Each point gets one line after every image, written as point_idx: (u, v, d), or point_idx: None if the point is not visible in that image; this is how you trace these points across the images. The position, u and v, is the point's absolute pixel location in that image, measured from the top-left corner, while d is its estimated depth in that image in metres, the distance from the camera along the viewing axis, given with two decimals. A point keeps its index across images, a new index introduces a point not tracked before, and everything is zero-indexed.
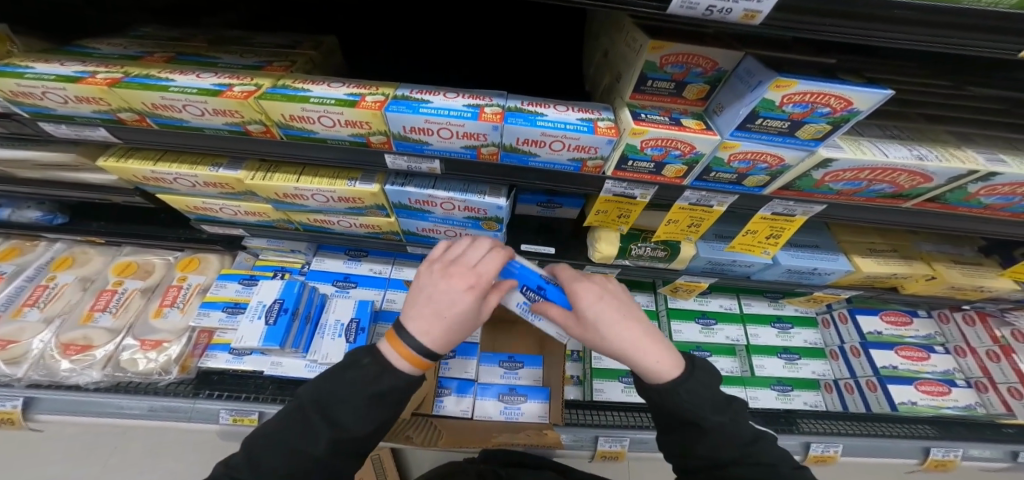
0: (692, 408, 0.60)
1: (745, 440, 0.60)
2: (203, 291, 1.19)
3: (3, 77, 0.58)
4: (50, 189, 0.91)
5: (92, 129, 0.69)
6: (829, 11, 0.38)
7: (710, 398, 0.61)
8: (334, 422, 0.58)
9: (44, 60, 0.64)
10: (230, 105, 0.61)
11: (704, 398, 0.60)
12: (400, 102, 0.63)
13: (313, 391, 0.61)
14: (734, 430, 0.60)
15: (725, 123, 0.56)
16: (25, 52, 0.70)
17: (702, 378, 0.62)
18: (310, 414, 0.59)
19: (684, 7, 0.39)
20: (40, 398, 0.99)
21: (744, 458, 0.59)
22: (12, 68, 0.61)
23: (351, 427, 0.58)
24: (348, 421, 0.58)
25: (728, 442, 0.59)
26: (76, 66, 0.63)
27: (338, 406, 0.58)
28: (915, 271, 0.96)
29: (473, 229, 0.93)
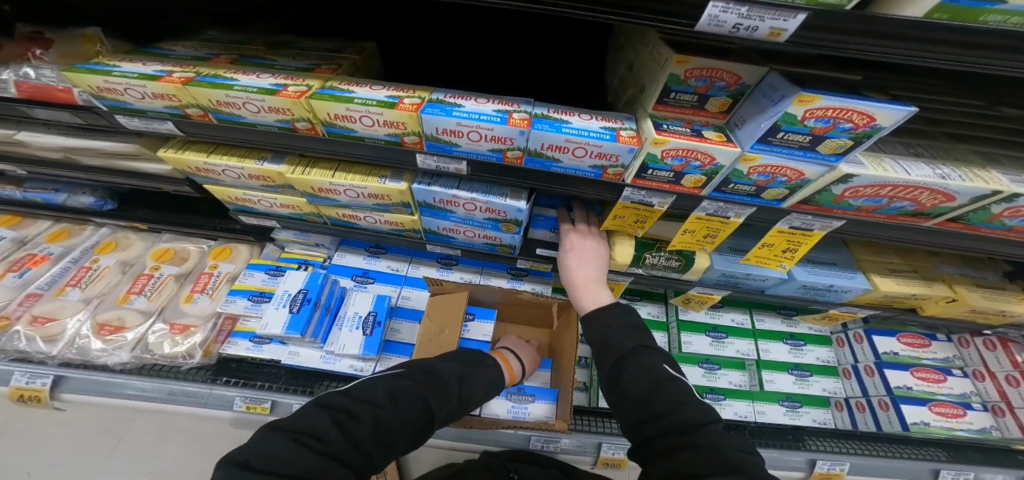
0: (603, 337, 0.78)
1: (654, 377, 0.69)
2: (232, 280, 1.24)
3: (94, 74, 0.64)
4: (104, 176, 0.99)
5: (162, 123, 0.74)
6: (853, 30, 0.40)
7: (619, 330, 0.78)
8: (389, 420, 0.64)
9: (129, 60, 0.71)
10: (286, 104, 0.66)
11: (614, 328, 0.78)
12: (434, 105, 0.67)
13: (365, 387, 0.68)
14: (642, 364, 0.71)
15: (746, 136, 0.58)
16: (114, 52, 0.78)
17: (621, 320, 0.79)
18: (363, 406, 0.64)
19: (712, 24, 0.42)
20: (68, 377, 1.05)
21: (649, 392, 0.67)
22: (101, 66, 0.67)
23: (400, 430, 0.65)
24: (405, 421, 0.66)
25: (632, 372, 0.71)
26: (156, 66, 0.70)
27: (399, 409, 0.66)
28: (936, 293, 0.95)
29: (491, 230, 0.96)
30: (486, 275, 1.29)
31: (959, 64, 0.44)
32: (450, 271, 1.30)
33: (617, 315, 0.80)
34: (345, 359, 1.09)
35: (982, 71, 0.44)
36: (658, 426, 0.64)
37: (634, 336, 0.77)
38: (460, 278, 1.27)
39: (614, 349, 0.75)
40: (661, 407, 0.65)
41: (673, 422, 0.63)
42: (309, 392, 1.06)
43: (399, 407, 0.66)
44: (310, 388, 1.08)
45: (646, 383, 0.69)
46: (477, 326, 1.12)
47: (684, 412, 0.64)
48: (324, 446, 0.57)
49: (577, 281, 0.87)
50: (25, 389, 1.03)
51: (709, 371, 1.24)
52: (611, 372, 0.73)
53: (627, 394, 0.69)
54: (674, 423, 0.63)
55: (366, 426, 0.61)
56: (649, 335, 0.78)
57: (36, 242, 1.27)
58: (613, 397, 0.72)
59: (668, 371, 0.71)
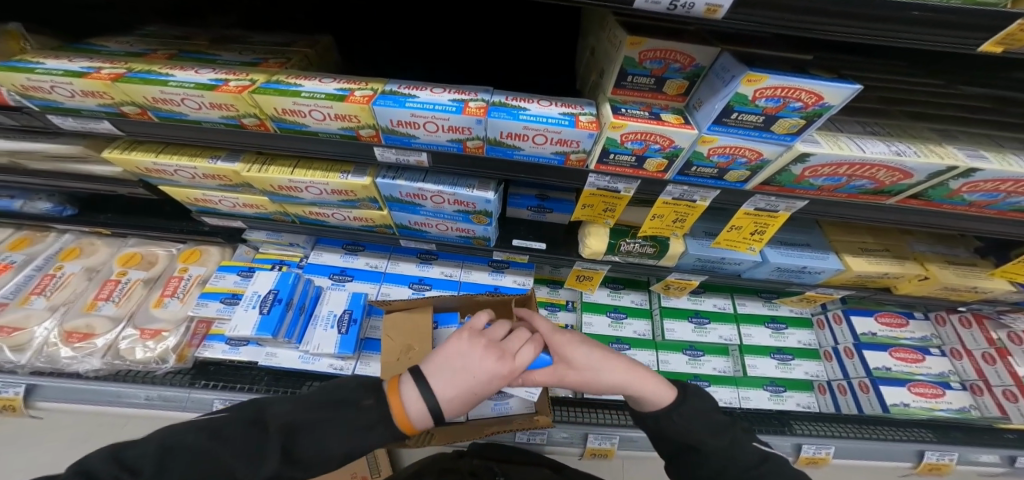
0: (691, 438, 0.69)
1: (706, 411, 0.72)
2: (203, 282, 1.22)
3: (15, 72, 0.61)
4: (56, 181, 0.94)
5: (98, 122, 0.71)
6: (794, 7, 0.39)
7: (706, 426, 0.69)
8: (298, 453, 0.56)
9: (55, 56, 0.67)
10: (227, 99, 0.63)
11: (700, 426, 0.69)
12: (387, 96, 0.64)
13: (282, 412, 0.58)
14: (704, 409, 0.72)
15: (702, 119, 0.57)
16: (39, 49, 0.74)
17: (689, 412, 0.71)
18: (269, 436, 0.56)
19: (649, 2, 0.40)
20: (41, 385, 1.03)
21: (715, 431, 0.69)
22: (24, 63, 0.64)
23: (314, 457, 0.56)
24: (314, 452, 0.56)
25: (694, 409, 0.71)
26: (84, 62, 0.66)
27: (313, 439, 0.57)
28: (906, 271, 0.96)
29: (463, 223, 0.95)
30: (466, 269, 1.28)
31: (905, 41, 0.43)
32: (429, 265, 1.28)
33: (680, 406, 0.71)
34: (324, 359, 1.08)
35: (928, 47, 0.43)
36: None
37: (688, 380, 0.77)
38: (440, 273, 1.27)
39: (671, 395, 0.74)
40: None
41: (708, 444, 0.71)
42: (295, 393, 1.05)
43: (249, 465, 0.53)
44: (295, 390, 1.06)
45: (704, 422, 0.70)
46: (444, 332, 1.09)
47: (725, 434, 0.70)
48: None
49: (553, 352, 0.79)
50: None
51: (693, 358, 1.26)
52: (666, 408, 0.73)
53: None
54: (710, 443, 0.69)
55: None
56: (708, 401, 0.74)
57: None
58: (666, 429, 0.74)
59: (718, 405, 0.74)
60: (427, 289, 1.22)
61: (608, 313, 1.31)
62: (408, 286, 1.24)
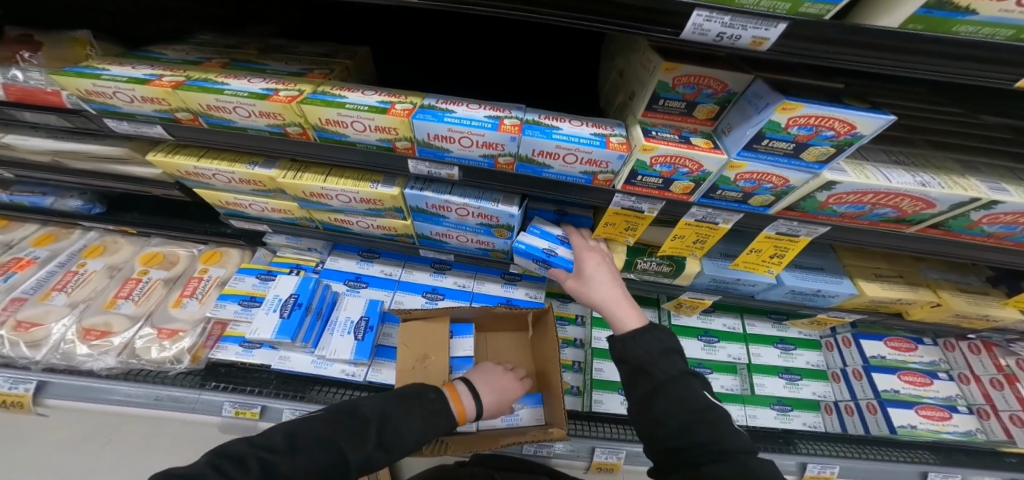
0: (643, 361, 0.79)
1: (691, 406, 0.71)
2: (222, 284, 1.23)
3: (83, 78, 0.64)
4: (95, 180, 0.97)
5: (151, 127, 0.74)
6: (838, 40, 0.41)
7: (659, 356, 0.79)
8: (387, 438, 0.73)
9: (119, 63, 0.71)
10: (276, 109, 0.66)
11: (654, 353, 0.79)
12: (426, 111, 0.67)
13: (373, 406, 0.76)
14: (682, 394, 0.73)
15: (732, 144, 0.60)
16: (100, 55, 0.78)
17: (652, 343, 0.80)
18: (366, 425, 0.73)
19: (697, 33, 0.43)
20: (51, 383, 1.03)
21: (691, 424, 0.70)
22: (90, 69, 0.67)
23: (397, 443, 0.75)
24: (399, 437, 0.75)
25: (667, 401, 0.73)
26: (146, 70, 0.69)
27: (397, 428, 0.75)
28: (919, 297, 0.97)
29: (484, 235, 0.97)
30: (479, 280, 1.29)
31: (940, 74, 0.45)
32: (443, 275, 1.30)
33: (646, 335, 0.81)
34: (337, 364, 1.08)
35: (962, 81, 0.45)
36: (697, 456, 0.67)
37: (676, 364, 0.78)
38: (454, 283, 1.28)
39: (652, 375, 0.76)
40: (701, 436, 0.68)
41: (710, 451, 0.67)
42: (301, 397, 1.05)
43: (354, 445, 0.70)
44: (301, 393, 1.07)
45: (684, 413, 0.71)
46: (458, 343, 1.12)
47: (718, 438, 0.68)
48: (270, 465, 0.63)
49: (606, 301, 0.87)
50: (8, 395, 1.02)
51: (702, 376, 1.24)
52: (644, 399, 0.76)
53: (662, 422, 0.72)
54: (704, 447, 0.67)
55: (319, 458, 0.66)
56: (680, 357, 0.80)
57: (21, 246, 1.25)
58: (646, 422, 0.75)
59: (707, 399, 0.73)
60: (441, 299, 1.23)
61: None
62: (422, 294, 1.25)
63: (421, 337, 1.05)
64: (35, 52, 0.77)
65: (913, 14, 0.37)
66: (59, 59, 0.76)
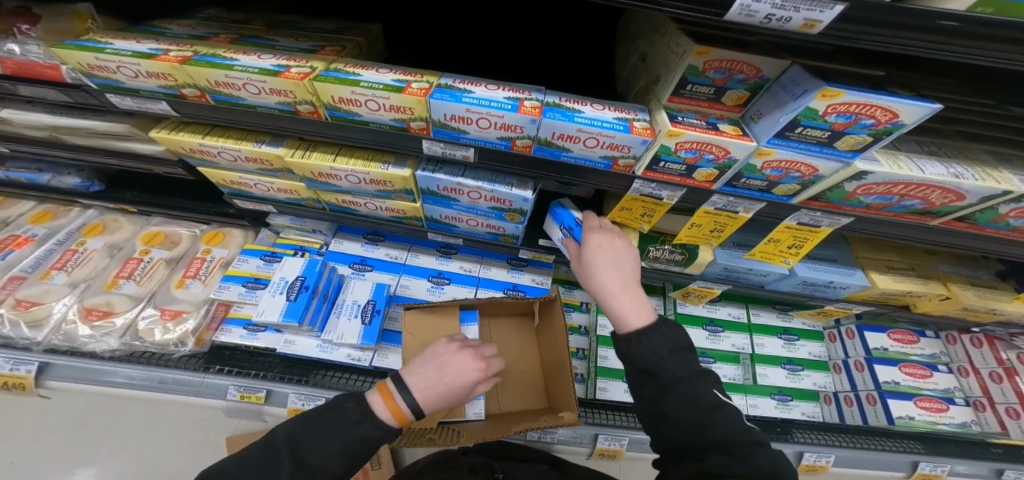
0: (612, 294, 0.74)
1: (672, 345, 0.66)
2: (225, 265, 1.22)
3: (84, 51, 0.60)
4: (95, 157, 0.93)
5: (156, 103, 0.70)
6: (901, 25, 0.39)
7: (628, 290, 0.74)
8: (308, 462, 0.60)
9: (121, 37, 0.67)
10: (287, 86, 0.63)
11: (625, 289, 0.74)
12: (443, 90, 0.64)
13: (287, 428, 0.64)
14: (659, 330, 0.68)
15: (763, 131, 0.58)
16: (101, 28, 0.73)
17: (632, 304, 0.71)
18: (281, 454, 0.61)
19: (743, 14, 0.40)
20: (53, 364, 1.01)
21: (668, 357, 0.65)
22: (93, 42, 0.63)
23: (323, 469, 0.61)
24: (321, 465, 0.60)
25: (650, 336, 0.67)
26: (152, 44, 0.66)
27: (319, 450, 0.61)
28: (930, 290, 0.97)
29: (495, 220, 0.96)
30: (485, 265, 1.29)
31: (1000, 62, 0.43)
32: (448, 260, 1.29)
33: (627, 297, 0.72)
34: (342, 348, 1.09)
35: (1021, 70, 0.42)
36: (669, 396, 0.63)
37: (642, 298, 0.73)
38: (460, 268, 1.27)
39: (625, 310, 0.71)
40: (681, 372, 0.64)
41: (685, 392, 0.62)
42: (306, 381, 1.06)
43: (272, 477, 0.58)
44: (305, 378, 1.08)
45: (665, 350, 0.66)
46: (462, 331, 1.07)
47: (693, 382, 0.63)
48: None
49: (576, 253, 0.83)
50: (9, 376, 0.99)
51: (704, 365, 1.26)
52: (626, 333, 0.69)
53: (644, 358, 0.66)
54: (686, 392, 0.62)
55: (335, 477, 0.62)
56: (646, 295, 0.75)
57: (18, 223, 1.23)
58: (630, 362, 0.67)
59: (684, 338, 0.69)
60: (446, 284, 1.23)
61: None
62: (427, 279, 1.24)
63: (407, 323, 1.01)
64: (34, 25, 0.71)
65: None
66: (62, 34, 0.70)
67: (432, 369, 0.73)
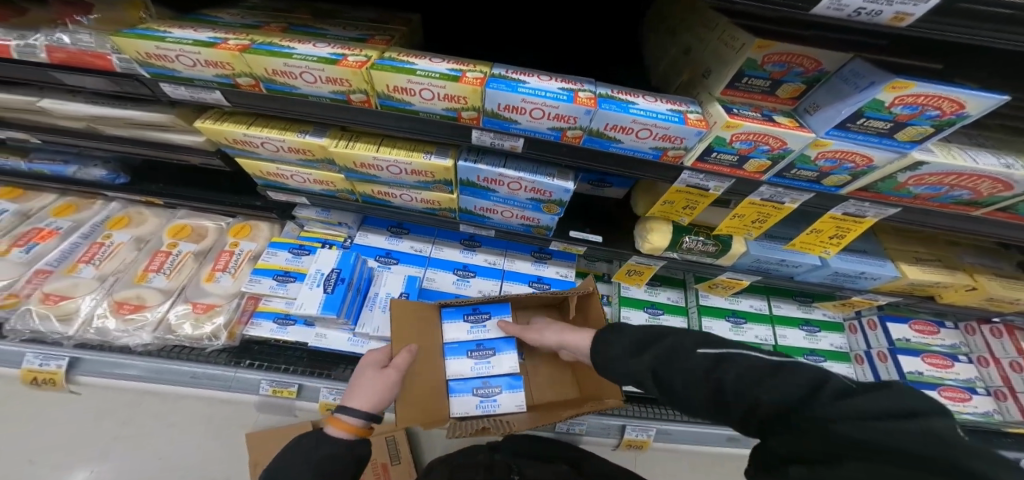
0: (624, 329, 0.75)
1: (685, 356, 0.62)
2: (254, 259, 1.21)
3: (146, 40, 0.60)
4: (131, 147, 0.93)
5: (210, 93, 0.70)
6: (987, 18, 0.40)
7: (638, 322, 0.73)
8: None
9: (178, 26, 0.66)
10: (345, 74, 0.64)
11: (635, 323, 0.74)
12: (498, 80, 0.65)
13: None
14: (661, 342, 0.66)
15: (822, 123, 0.59)
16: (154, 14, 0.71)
17: None
18: None
19: (831, 8, 0.41)
20: (83, 359, 1.04)
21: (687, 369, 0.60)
22: (151, 31, 0.63)
23: None
24: None
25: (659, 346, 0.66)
26: (208, 32, 0.65)
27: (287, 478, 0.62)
28: (957, 281, 0.99)
29: (531, 211, 0.96)
30: (509, 258, 1.30)
31: None
32: (473, 252, 1.30)
33: None
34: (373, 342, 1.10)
35: None
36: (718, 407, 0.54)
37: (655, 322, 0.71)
38: (485, 260, 1.29)
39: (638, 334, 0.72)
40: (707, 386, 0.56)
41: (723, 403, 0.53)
42: (328, 375, 1.11)
43: None
44: (328, 371, 1.12)
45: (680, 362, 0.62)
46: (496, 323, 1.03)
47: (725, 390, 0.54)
48: None
49: None
50: (38, 372, 1.03)
51: None
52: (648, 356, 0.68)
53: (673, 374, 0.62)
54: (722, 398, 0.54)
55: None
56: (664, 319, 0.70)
57: (42, 216, 1.22)
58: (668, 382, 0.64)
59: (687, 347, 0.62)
60: (472, 276, 1.24)
61: (646, 308, 1.33)
62: (453, 272, 1.25)
63: (416, 321, 0.98)
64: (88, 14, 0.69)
65: None
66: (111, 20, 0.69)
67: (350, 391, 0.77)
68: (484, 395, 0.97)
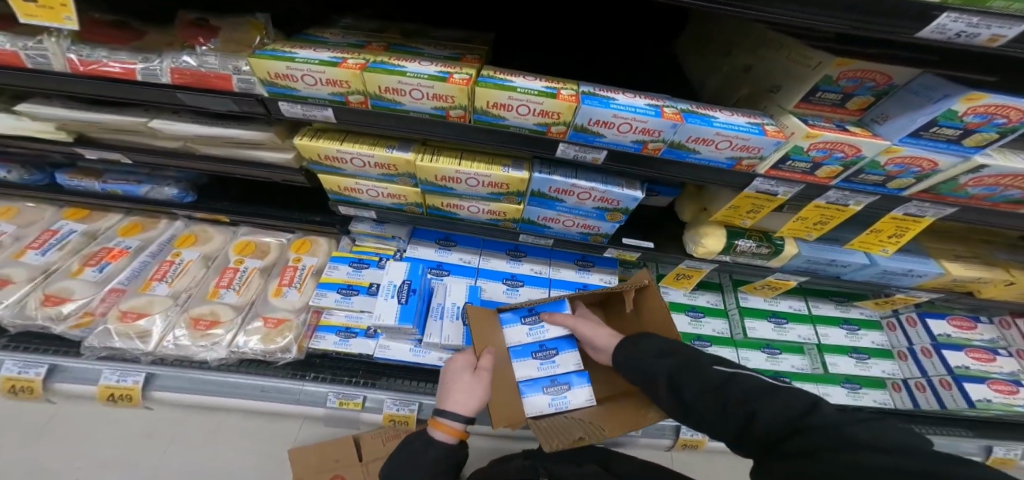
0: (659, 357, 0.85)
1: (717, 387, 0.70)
2: (316, 273, 1.25)
3: (280, 60, 0.66)
4: (217, 166, 0.96)
5: (321, 110, 0.74)
6: None
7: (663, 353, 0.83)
8: None
9: (299, 47, 0.72)
10: (452, 91, 0.68)
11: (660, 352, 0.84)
12: (591, 97, 0.71)
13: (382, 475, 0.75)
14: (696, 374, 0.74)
15: (893, 131, 0.66)
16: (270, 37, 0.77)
17: None
18: None
19: (935, 32, 0.47)
20: (159, 375, 1.07)
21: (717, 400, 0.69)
22: (280, 53, 0.69)
23: None
24: None
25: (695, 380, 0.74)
26: (327, 53, 0.71)
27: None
28: (996, 276, 1.04)
29: (594, 219, 1.01)
30: (554, 267, 1.35)
31: None
32: (518, 262, 1.35)
33: None
34: (433, 352, 1.13)
35: None
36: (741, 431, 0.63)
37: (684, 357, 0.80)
38: (530, 270, 1.33)
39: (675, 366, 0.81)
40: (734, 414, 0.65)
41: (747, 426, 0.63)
42: (376, 385, 1.14)
43: None
44: (375, 381, 1.16)
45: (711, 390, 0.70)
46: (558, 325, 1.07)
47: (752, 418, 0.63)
48: None
49: None
50: (116, 387, 1.04)
51: (771, 355, 1.32)
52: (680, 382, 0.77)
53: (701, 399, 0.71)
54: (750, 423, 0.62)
55: None
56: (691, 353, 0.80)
57: (109, 235, 1.26)
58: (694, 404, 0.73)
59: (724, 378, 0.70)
60: (521, 286, 1.28)
61: (688, 311, 1.37)
62: (501, 282, 1.28)
63: (490, 323, 1.02)
64: (212, 37, 0.76)
65: None
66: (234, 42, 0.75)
67: (446, 395, 0.83)
68: (556, 393, 1.00)
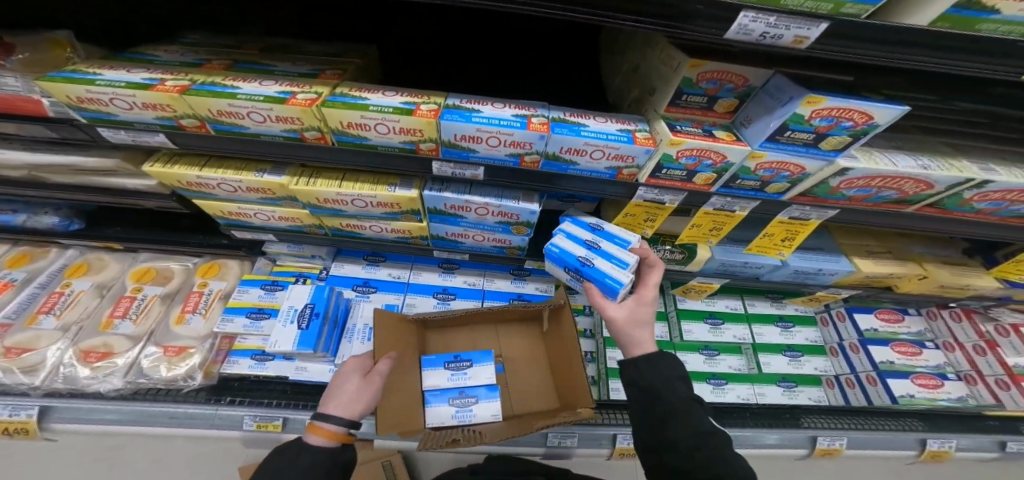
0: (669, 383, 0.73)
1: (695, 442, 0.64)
2: (225, 298, 1.18)
3: (76, 84, 0.60)
4: (79, 193, 0.90)
5: (152, 136, 0.70)
6: (869, 39, 0.45)
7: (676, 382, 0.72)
8: None
9: (110, 67, 0.66)
10: (295, 113, 0.64)
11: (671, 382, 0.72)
12: (452, 111, 0.67)
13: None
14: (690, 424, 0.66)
15: (755, 135, 0.64)
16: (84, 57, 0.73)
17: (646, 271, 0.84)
18: None
19: (740, 33, 0.46)
20: (56, 405, 0.95)
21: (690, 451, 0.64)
22: (80, 74, 0.63)
23: None
24: None
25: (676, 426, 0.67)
26: (144, 73, 0.66)
27: None
28: (908, 271, 1.04)
29: (501, 233, 0.98)
30: (489, 278, 1.30)
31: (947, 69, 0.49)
32: (451, 275, 1.29)
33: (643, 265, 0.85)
34: None
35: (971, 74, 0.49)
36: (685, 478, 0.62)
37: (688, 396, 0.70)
38: (463, 282, 1.28)
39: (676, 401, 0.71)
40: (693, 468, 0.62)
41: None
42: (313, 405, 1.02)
43: None
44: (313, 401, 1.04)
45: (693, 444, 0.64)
46: None
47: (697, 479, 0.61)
48: None
49: None
50: (8, 422, 0.92)
51: (709, 357, 1.30)
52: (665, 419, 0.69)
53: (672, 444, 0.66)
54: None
55: None
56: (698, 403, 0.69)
57: None
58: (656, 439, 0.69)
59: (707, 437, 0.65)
60: (453, 299, 1.24)
61: None
62: (432, 296, 1.24)
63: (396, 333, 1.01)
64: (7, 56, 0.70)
65: (944, 13, 0.42)
66: (38, 63, 0.69)
67: (332, 396, 0.73)
68: (460, 405, 0.98)
